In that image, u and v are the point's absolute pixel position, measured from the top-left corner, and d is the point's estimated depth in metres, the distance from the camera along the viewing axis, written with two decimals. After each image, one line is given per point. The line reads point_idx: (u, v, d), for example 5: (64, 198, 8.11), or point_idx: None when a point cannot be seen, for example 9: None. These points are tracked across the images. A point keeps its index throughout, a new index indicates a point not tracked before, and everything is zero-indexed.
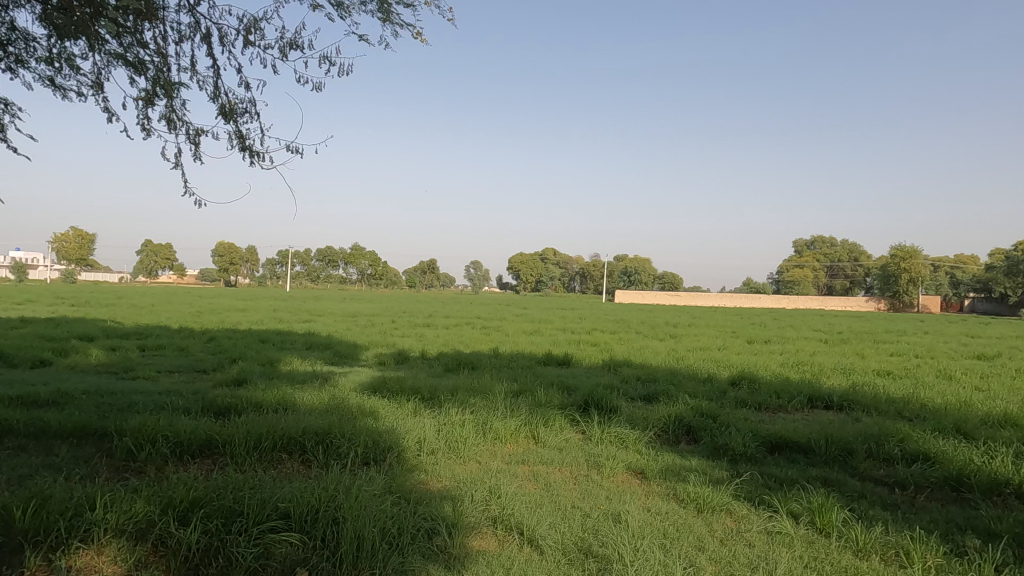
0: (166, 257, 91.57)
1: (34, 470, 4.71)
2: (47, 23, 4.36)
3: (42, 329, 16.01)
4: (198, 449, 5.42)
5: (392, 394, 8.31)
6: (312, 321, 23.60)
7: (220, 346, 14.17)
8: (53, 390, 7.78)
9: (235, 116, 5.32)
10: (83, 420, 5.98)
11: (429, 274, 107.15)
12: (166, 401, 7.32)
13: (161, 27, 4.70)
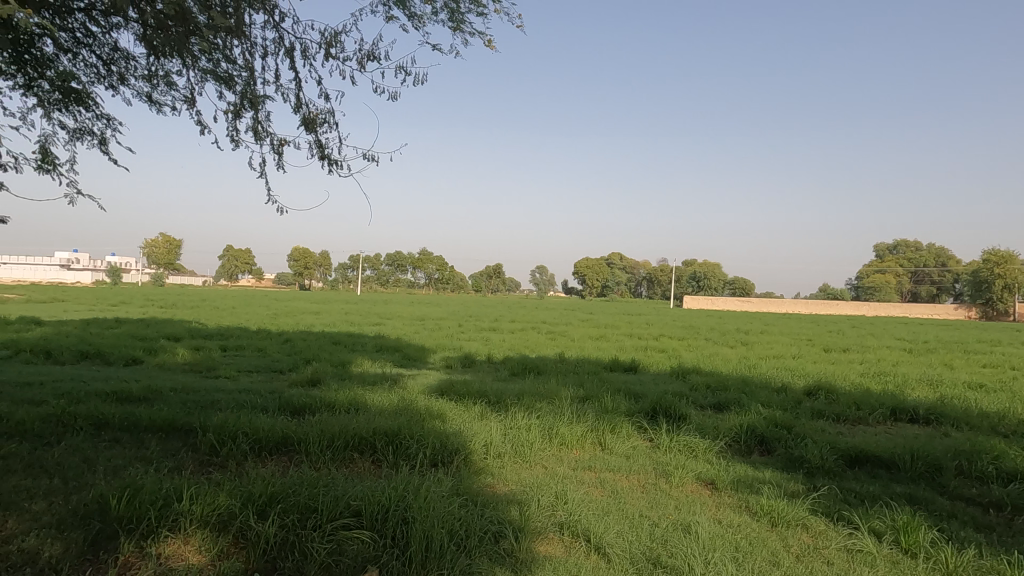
0: (245, 262, 95.93)
1: (128, 461, 5.02)
2: (145, 44, 4.63)
3: (135, 329, 17.05)
4: (275, 446, 5.65)
5: (459, 396, 8.42)
6: (381, 325, 24.11)
7: (295, 347, 14.71)
8: (144, 387, 8.25)
9: (315, 125, 5.49)
10: (171, 416, 6.34)
11: (495, 278, 107.79)
12: (246, 399, 7.67)
13: (248, 43, 4.89)
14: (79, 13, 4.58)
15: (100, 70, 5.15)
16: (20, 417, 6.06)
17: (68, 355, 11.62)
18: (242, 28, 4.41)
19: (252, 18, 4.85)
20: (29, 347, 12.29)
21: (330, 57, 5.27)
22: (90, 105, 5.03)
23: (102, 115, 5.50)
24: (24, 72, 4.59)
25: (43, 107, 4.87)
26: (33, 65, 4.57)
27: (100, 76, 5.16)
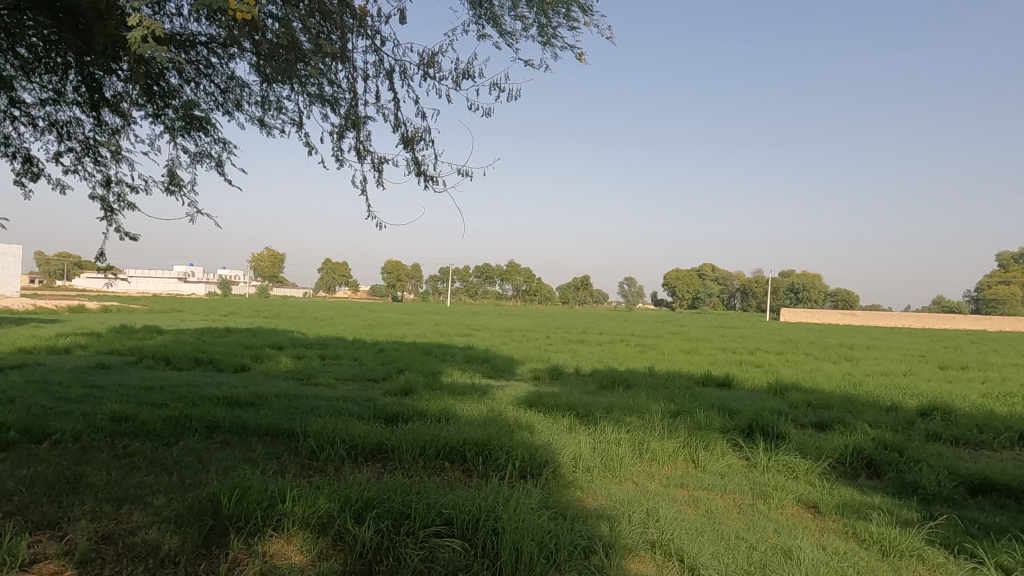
0: (342, 274, 100.34)
1: (237, 462, 5.35)
2: (258, 72, 4.93)
3: (243, 338, 18.15)
4: (370, 452, 5.85)
5: (547, 408, 8.42)
6: (470, 336, 24.51)
7: (389, 357, 15.21)
8: (251, 393, 8.75)
9: (413, 143, 5.46)
10: (275, 421, 6.69)
11: (583, 290, 106.95)
12: (343, 407, 7.99)
13: (350, 69, 5.08)
14: (200, 46, 4.94)
15: (218, 98, 5.51)
16: (145, 418, 6.60)
17: (186, 361, 12.53)
18: (346, 55, 4.62)
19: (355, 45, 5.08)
20: (151, 354, 13.35)
21: (428, 77, 5.29)
22: (210, 131, 5.40)
23: (220, 139, 5.87)
24: (153, 102, 4.99)
25: (169, 134, 5.26)
26: (161, 96, 4.97)
27: (217, 103, 5.53)
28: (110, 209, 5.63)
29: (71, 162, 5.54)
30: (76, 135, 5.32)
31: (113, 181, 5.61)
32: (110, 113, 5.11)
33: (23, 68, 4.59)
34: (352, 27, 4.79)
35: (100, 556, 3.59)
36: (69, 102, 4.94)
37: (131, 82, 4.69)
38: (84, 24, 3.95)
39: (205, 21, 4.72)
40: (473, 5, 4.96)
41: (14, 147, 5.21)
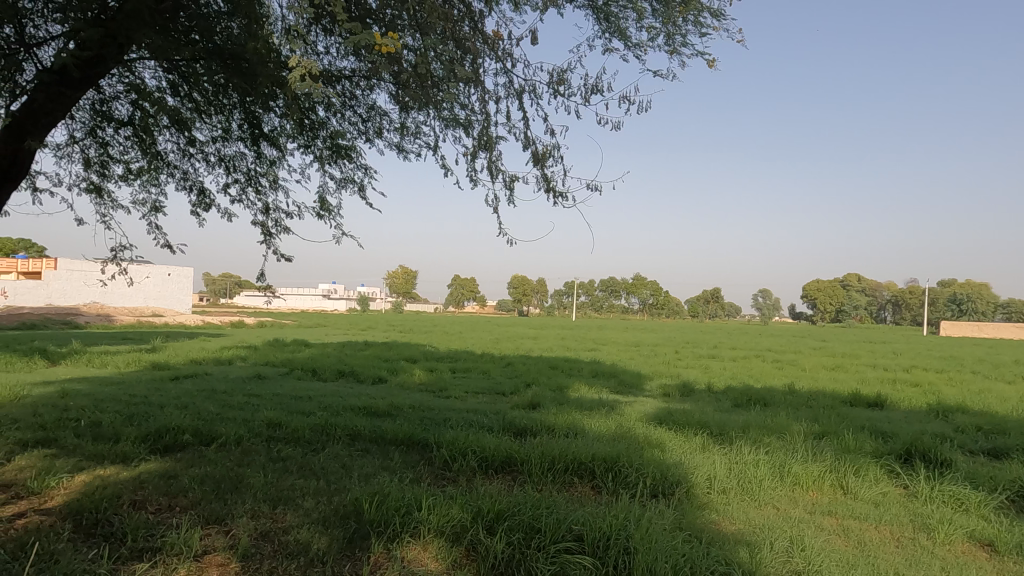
0: (470, 290, 103.54)
1: (377, 470, 5.64)
2: (396, 100, 5.21)
3: (381, 351, 19.19)
4: (500, 464, 5.95)
5: (678, 425, 8.16)
6: (596, 350, 24.28)
7: (516, 370, 15.43)
8: (389, 404, 9.22)
9: (544, 159, 5.09)
10: (411, 432, 6.99)
11: (714, 303, 102.89)
12: (474, 419, 8.18)
13: (481, 91, 5.17)
14: (345, 80, 5.30)
15: (361, 127, 5.87)
16: (296, 426, 7.14)
17: (330, 373, 13.45)
18: (476, 79, 4.78)
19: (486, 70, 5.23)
20: (300, 366, 14.46)
21: (558, 95, 5.15)
22: (353, 159, 5.76)
23: (362, 165, 6.24)
24: (304, 134, 5.41)
25: (318, 163, 5.68)
26: (311, 128, 5.38)
27: (360, 132, 5.89)
28: (268, 234, 6.14)
29: (236, 193, 6.11)
30: (240, 168, 5.87)
31: (270, 209, 6.12)
32: (268, 146, 5.60)
33: (198, 110, 5.16)
34: (482, 51, 4.96)
35: (259, 552, 3.91)
36: (234, 139, 5.48)
37: (285, 118, 5.12)
38: (248, 67, 4.37)
39: (350, 57, 5.09)
40: (597, 20, 4.97)
41: (190, 181, 5.83)
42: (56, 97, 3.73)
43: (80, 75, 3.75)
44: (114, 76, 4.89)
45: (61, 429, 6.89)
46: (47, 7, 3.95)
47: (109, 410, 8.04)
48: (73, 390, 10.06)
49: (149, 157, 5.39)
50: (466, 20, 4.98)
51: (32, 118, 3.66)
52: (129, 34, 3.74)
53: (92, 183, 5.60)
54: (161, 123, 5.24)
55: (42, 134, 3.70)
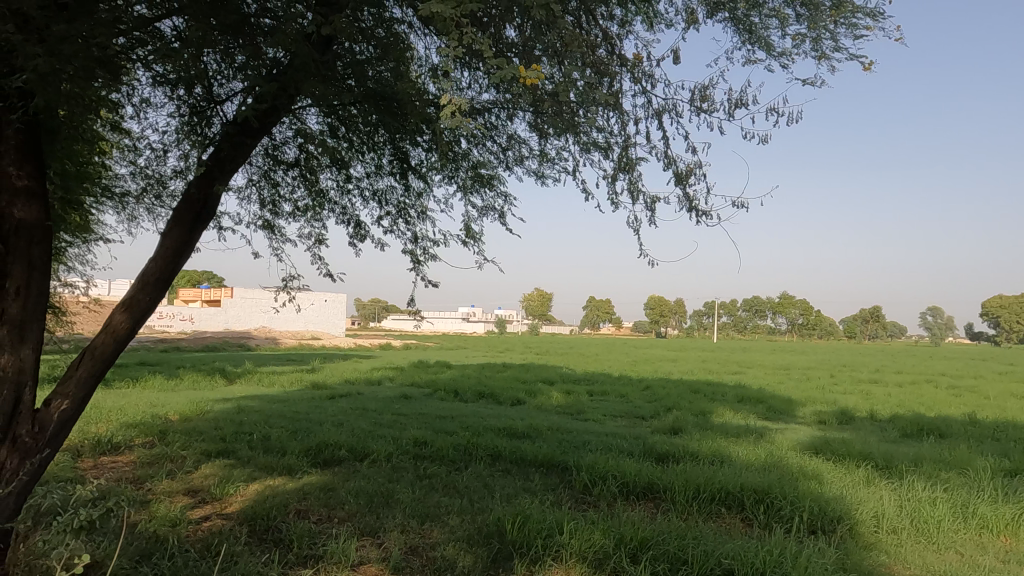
0: (606, 312, 102.87)
1: (518, 491, 5.71)
2: (535, 127, 5.29)
3: (519, 373, 19.50)
4: (641, 490, 5.80)
5: (837, 455, 7.54)
6: (742, 374, 23.03)
7: (656, 394, 15.01)
8: (528, 425, 9.31)
9: (687, 179, 4.90)
10: (549, 454, 7.01)
11: (874, 322, 94.47)
12: (613, 443, 8.05)
13: (619, 114, 5.12)
14: (487, 112, 5.46)
15: (502, 157, 5.99)
16: (441, 444, 7.43)
17: (471, 394, 13.84)
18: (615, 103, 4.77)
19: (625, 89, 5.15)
20: (443, 386, 15.03)
21: (701, 113, 4.95)
22: (495, 187, 5.94)
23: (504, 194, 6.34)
24: (449, 166, 5.64)
25: (461, 193, 5.91)
26: (455, 160, 5.60)
27: (502, 162, 6.00)
28: (416, 262, 6.40)
29: (388, 224, 6.49)
30: (391, 201, 6.26)
31: (419, 238, 6.42)
32: (415, 178, 5.93)
33: (354, 150, 5.56)
34: (618, 73, 4.98)
35: (409, 565, 4.08)
36: (386, 174, 5.85)
37: (431, 151, 5.40)
38: (397, 107, 4.66)
39: (490, 90, 5.26)
40: (737, 29, 4.80)
41: (348, 215, 6.29)
42: (238, 146, 4.18)
43: (257, 124, 4.18)
44: (285, 123, 5.41)
45: (238, 441, 7.66)
46: (230, 67, 4.47)
47: (278, 426, 8.83)
48: (247, 406, 11.17)
49: (313, 195, 5.89)
50: (602, 44, 5.03)
51: (219, 165, 4.11)
52: (298, 85, 4.10)
53: (266, 220, 6.19)
54: (323, 163, 5.71)
55: (227, 178, 4.14)
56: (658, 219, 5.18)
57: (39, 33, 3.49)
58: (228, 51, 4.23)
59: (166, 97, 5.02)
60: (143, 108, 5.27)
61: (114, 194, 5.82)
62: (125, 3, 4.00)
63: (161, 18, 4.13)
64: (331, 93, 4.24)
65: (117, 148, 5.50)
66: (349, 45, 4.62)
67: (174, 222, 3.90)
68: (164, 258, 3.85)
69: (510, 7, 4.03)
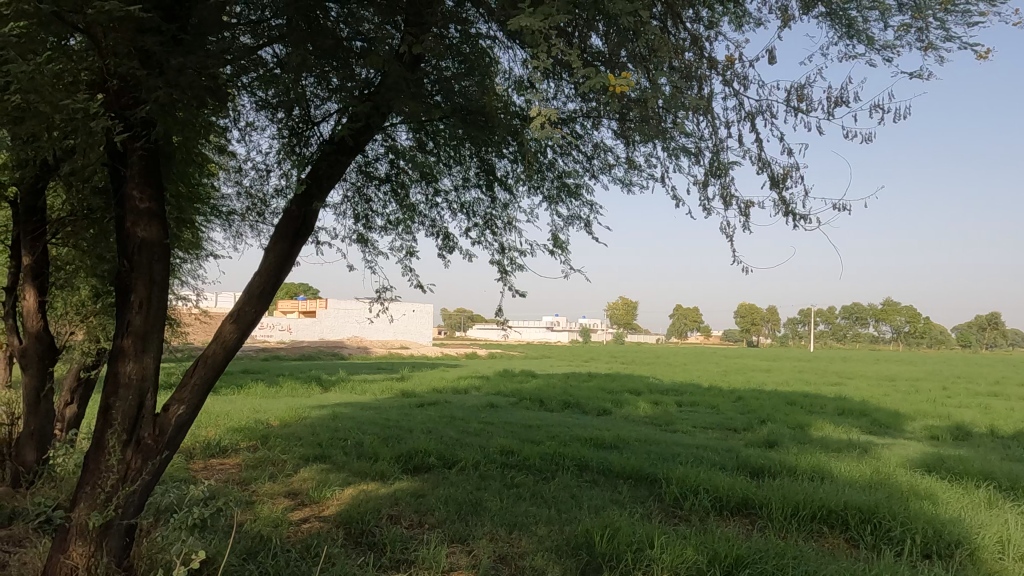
0: (694, 320, 100.21)
1: (606, 503, 5.63)
2: (622, 134, 5.24)
3: (605, 383, 19.29)
4: (736, 506, 5.59)
5: (953, 474, 6.98)
6: (843, 385, 21.77)
7: (748, 405, 14.43)
8: (615, 436, 9.19)
9: (783, 182, 4.71)
10: (638, 466, 6.88)
11: (992, 330, 87.17)
12: (704, 456, 7.81)
13: (709, 117, 4.99)
14: (573, 121, 5.45)
15: (588, 166, 5.96)
16: (528, 454, 7.44)
17: (557, 404, 13.80)
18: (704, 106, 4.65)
19: (714, 92, 5.01)
20: (529, 395, 15.07)
21: (798, 113, 4.74)
22: (581, 196, 5.92)
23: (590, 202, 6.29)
24: (534, 176, 5.67)
25: (547, 203, 5.92)
26: (541, 170, 5.63)
27: (587, 170, 5.97)
28: (504, 272, 6.46)
29: (476, 236, 6.59)
30: (478, 212, 6.36)
31: (506, 249, 6.47)
32: (501, 190, 5.99)
33: (442, 164, 5.70)
34: (707, 76, 4.87)
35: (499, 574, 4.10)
36: (473, 186, 5.95)
37: (517, 163, 5.46)
38: (485, 120, 4.74)
39: (575, 99, 5.25)
40: (834, 23, 4.58)
41: (437, 227, 6.44)
42: (335, 163, 4.38)
43: (352, 142, 4.35)
44: (377, 141, 5.62)
45: (333, 447, 7.97)
46: (326, 90, 4.69)
47: (370, 432, 9.13)
48: (341, 413, 11.62)
49: (404, 209, 6.08)
50: (690, 48, 4.93)
51: (317, 182, 4.31)
52: (390, 103, 4.24)
53: (360, 234, 6.44)
54: (413, 178, 5.88)
55: (324, 194, 4.34)
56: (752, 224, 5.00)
57: (159, 66, 3.80)
58: (325, 74, 4.45)
59: (268, 121, 5.32)
60: (248, 132, 5.61)
61: (221, 214, 6.21)
62: (232, 35, 4.28)
63: (264, 46, 4.40)
64: (421, 109, 4.37)
65: (225, 170, 5.88)
66: (436, 62, 4.74)
67: (276, 237, 4.13)
68: (268, 272, 4.07)
69: (595, 16, 4.01)
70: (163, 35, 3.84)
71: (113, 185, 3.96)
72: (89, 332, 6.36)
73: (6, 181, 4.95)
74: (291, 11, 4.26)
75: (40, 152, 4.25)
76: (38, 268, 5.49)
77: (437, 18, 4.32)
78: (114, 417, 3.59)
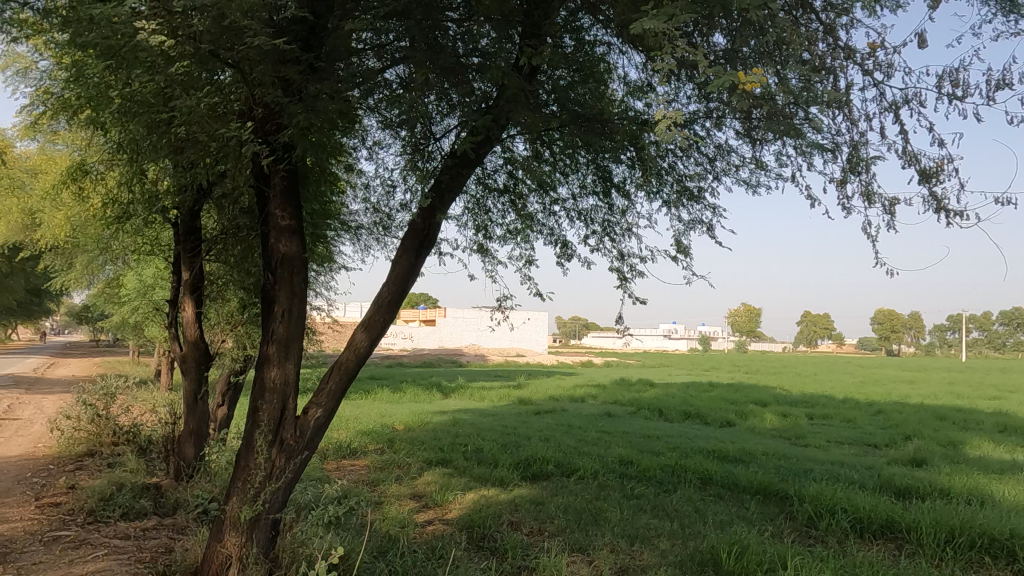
0: (825, 327, 93.86)
1: (733, 518, 5.39)
2: (746, 133, 5.03)
3: (728, 393, 18.49)
4: (879, 528, 5.16)
5: None
6: (1004, 400, 19.49)
7: (890, 421, 13.26)
8: (740, 449, 8.79)
9: (932, 176, 4.34)
10: (767, 481, 6.53)
11: None
12: (841, 473, 7.28)
13: (845, 111, 4.71)
14: (694, 123, 5.29)
15: (709, 168, 5.77)
16: (647, 464, 7.29)
17: (676, 414, 13.39)
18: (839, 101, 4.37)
19: (849, 84, 4.69)
20: (647, 405, 14.74)
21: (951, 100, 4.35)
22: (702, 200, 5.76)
23: (712, 206, 6.08)
24: (653, 181, 5.57)
25: (666, 208, 5.80)
26: (659, 174, 5.51)
27: (708, 172, 5.79)
28: (623, 279, 6.40)
29: (594, 244, 6.57)
30: (596, 220, 6.33)
31: (625, 256, 6.40)
32: (619, 197, 5.93)
33: (559, 173, 5.74)
34: (841, 67, 4.60)
35: None
36: (590, 193, 5.94)
37: (634, 168, 5.39)
38: (602, 127, 4.71)
39: (694, 100, 5.11)
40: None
41: (555, 236, 6.49)
42: (456, 176, 4.52)
43: (473, 155, 4.48)
44: (496, 153, 5.74)
45: (455, 452, 8.21)
46: (446, 106, 4.85)
47: (489, 438, 9.30)
48: (462, 419, 11.92)
49: (522, 219, 6.17)
50: (822, 38, 4.67)
51: (440, 195, 4.47)
52: (508, 115, 4.33)
53: (479, 244, 6.61)
54: (530, 188, 5.97)
55: (447, 207, 4.49)
56: (896, 223, 4.63)
57: (297, 93, 4.10)
58: (445, 91, 4.61)
59: (393, 139, 5.58)
60: (375, 150, 5.92)
61: (350, 228, 6.60)
62: (360, 59, 4.54)
63: (388, 68, 4.63)
64: (539, 120, 4.42)
65: (354, 188, 6.24)
66: (551, 72, 4.79)
67: (402, 249, 4.32)
68: (395, 283, 4.27)
69: (716, 13, 3.89)
70: (302, 63, 4.16)
71: (258, 205, 4.33)
72: (238, 340, 6.98)
73: (169, 205, 5.55)
74: (414, 32, 4.43)
75: (197, 177, 4.73)
76: (195, 282, 6.09)
77: (554, 29, 4.41)
78: (261, 419, 3.91)
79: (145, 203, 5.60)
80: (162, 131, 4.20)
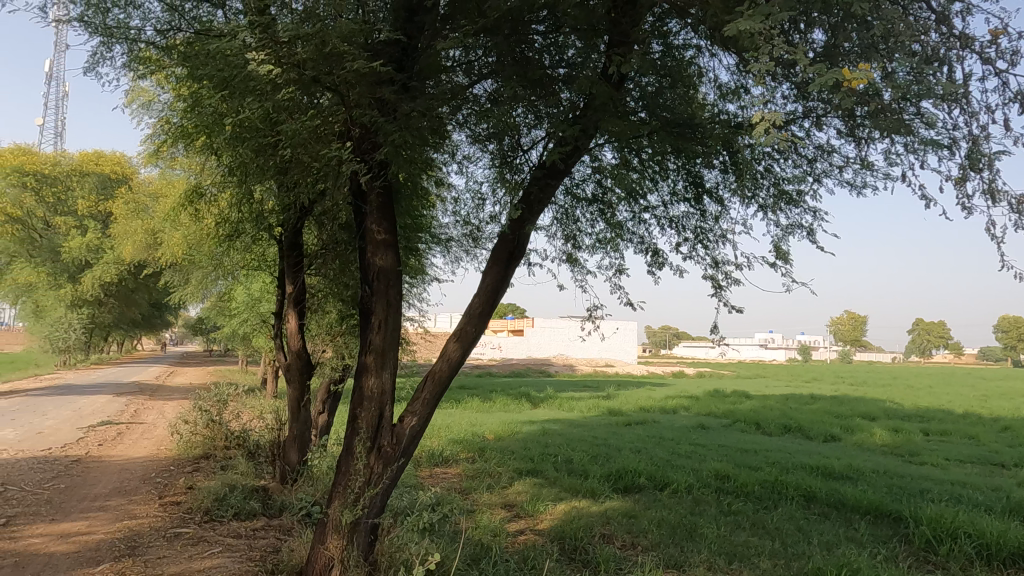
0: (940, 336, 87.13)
1: (841, 539, 5.08)
2: (849, 132, 4.78)
3: (831, 406, 17.50)
4: (1009, 556, 4.72)
5: None
6: None
7: (1020, 438, 12.12)
8: (847, 465, 8.29)
9: None
10: (878, 500, 6.12)
11: None
12: (963, 494, 6.72)
13: (962, 105, 4.38)
14: (791, 123, 5.07)
15: (809, 169, 5.51)
16: (745, 479, 7.01)
17: (775, 427, 12.81)
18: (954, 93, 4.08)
19: (966, 75, 4.36)
20: (743, 418, 14.17)
21: None
22: (802, 203, 5.51)
23: (812, 210, 5.81)
24: (748, 186, 5.38)
25: (762, 213, 5.60)
26: (754, 178, 5.32)
27: (808, 174, 5.54)
28: (717, 287, 6.21)
29: (687, 251, 6.41)
30: (688, 227, 6.18)
31: (719, 263, 6.22)
32: (711, 202, 5.77)
33: (649, 181, 5.65)
34: (956, 57, 4.28)
35: None
36: (682, 200, 5.81)
37: (728, 173, 5.23)
38: (693, 132, 4.60)
39: (792, 100, 4.90)
40: None
41: (646, 244, 6.38)
42: (545, 188, 4.53)
43: (562, 166, 4.48)
44: (584, 162, 5.72)
45: (546, 462, 8.20)
46: (534, 118, 4.89)
47: (580, 449, 9.23)
48: (551, 430, 11.90)
49: (611, 227, 6.11)
50: (935, 27, 4.37)
51: (529, 207, 4.50)
52: (597, 124, 4.31)
53: (568, 254, 6.60)
54: (620, 196, 5.91)
55: (536, 218, 4.52)
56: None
57: (393, 112, 4.25)
58: (533, 103, 4.65)
59: (482, 152, 5.68)
60: (465, 164, 6.04)
61: (441, 241, 6.77)
62: (450, 76, 4.66)
63: (477, 83, 4.72)
64: (628, 128, 4.37)
65: (444, 202, 6.39)
66: (639, 78, 4.73)
67: (492, 261, 4.39)
68: (485, 294, 4.34)
69: (815, 9, 3.73)
70: (396, 84, 4.31)
71: (356, 221, 4.52)
72: (337, 349, 7.29)
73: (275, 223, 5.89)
74: (502, 47, 4.49)
75: (299, 196, 5.00)
76: (298, 295, 6.42)
77: (642, 36, 4.35)
78: (360, 426, 4.07)
79: (253, 221, 5.97)
80: (269, 153, 4.47)
